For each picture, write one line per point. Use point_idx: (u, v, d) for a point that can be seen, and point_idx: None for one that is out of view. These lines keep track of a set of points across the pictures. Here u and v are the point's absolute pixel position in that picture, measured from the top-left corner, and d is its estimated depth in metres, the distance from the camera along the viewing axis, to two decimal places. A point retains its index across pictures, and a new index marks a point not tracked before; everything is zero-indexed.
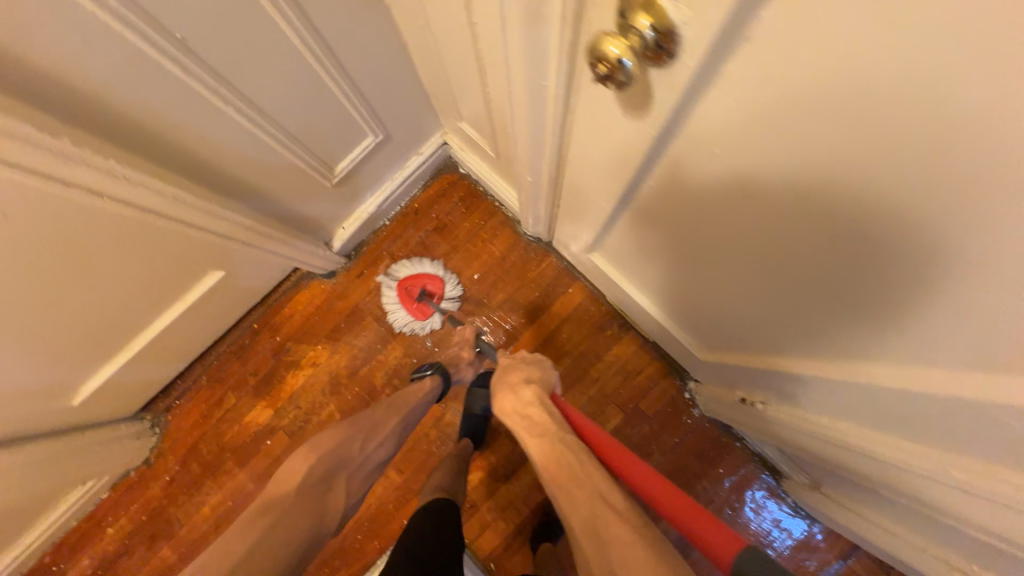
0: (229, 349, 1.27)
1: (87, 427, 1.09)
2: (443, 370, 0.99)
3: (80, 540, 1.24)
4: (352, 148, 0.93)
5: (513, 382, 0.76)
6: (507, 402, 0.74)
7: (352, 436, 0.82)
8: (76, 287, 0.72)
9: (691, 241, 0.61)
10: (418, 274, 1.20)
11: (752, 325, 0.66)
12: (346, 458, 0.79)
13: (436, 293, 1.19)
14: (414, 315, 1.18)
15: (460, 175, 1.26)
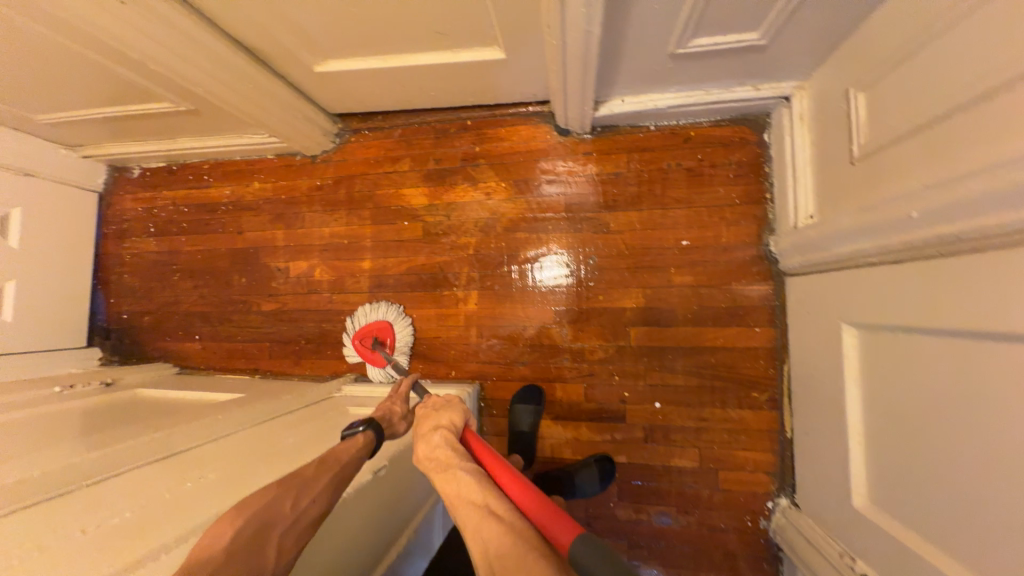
0: (435, 124, 1.24)
1: (303, 95, 1.13)
2: (377, 425, 0.72)
3: (235, 173, 1.38)
4: (726, 32, 0.77)
5: (420, 431, 0.71)
6: (419, 450, 0.68)
7: (289, 484, 0.55)
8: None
9: (959, 438, 0.56)
10: (366, 326, 1.23)
11: (1011, 558, 0.49)
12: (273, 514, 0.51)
13: (387, 341, 1.22)
14: (372, 364, 1.22)
15: (758, 139, 1.06)
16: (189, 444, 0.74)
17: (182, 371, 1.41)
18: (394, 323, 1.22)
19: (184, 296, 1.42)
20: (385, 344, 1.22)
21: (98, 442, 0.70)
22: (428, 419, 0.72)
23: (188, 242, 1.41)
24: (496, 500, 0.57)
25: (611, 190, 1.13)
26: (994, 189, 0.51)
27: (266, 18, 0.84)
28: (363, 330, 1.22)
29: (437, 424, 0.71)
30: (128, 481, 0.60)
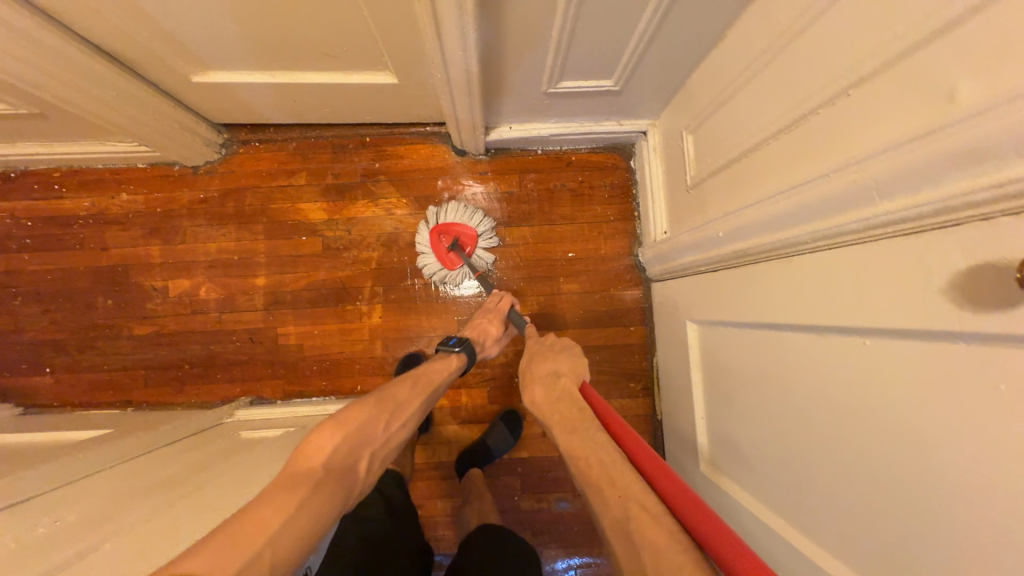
0: (332, 139, 1.24)
1: (181, 104, 1.06)
2: (469, 348, 0.95)
3: (96, 182, 1.23)
4: (586, 78, 0.90)
5: (540, 374, 0.80)
6: (539, 394, 0.78)
7: (380, 409, 0.70)
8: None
9: (766, 410, 0.71)
10: (449, 224, 1.17)
11: (779, 486, 0.67)
12: (369, 438, 0.67)
13: (467, 244, 1.17)
14: (440, 262, 1.18)
15: (626, 165, 1.23)
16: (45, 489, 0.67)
17: (27, 411, 1.20)
18: (479, 234, 1.17)
19: (28, 323, 1.22)
20: (465, 246, 1.17)
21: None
22: (546, 361, 0.82)
23: (33, 261, 1.22)
24: (612, 459, 0.58)
25: (506, 207, 1.23)
26: (751, 220, 0.68)
27: (129, 26, 0.79)
28: (444, 224, 1.16)
29: (560, 371, 0.78)
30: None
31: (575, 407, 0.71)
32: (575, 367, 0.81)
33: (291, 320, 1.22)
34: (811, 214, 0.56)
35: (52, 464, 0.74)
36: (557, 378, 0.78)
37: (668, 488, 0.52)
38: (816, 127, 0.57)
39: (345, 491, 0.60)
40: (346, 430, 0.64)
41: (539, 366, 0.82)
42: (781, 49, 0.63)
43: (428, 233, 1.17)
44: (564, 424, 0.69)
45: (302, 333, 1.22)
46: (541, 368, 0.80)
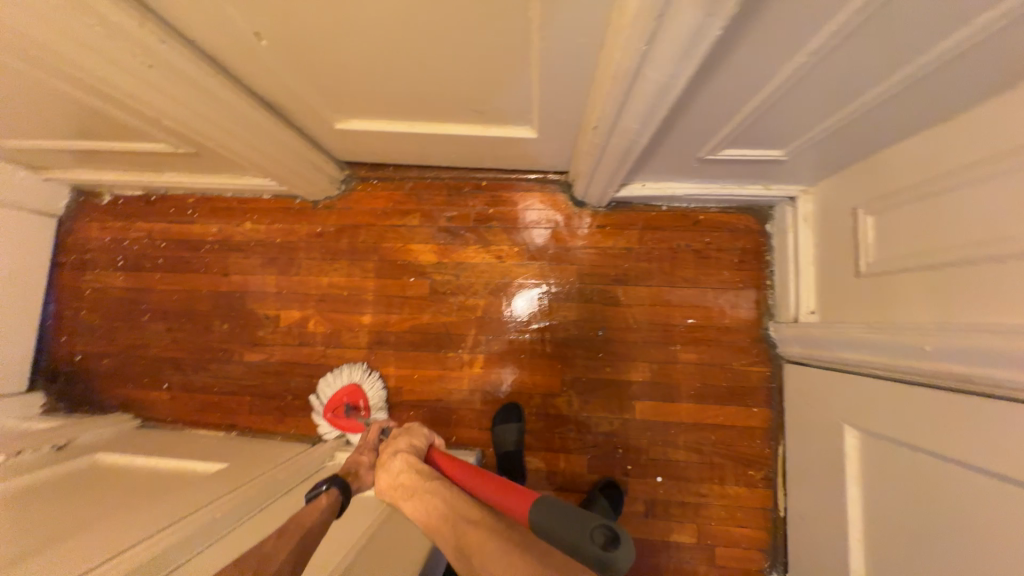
0: (448, 181, 1.22)
1: (317, 147, 1.08)
2: (341, 483, 0.80)
3: (224, 210, 1.29)
4: (753, 148, 0.82)
5: (386, 457, 0.82)
6: (383, 479, 0.80)
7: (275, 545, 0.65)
8: (485, 48, 0.67)
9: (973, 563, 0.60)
10: (336, 394, 1.17)
11: None
12: None
13: (360, 403, 1.17)
14: (345, 431, 1.15)
15: (761, 228, 1.12)
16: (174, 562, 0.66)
17: (144, 423, 1.27)
18: (365, 390, 1.17)
19: (152, 340, 1.29)
20: (358, 409, 1.17)
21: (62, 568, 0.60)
22: (395, 445, 0.83)
23: (163, 280, 1.29)
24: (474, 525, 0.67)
25: (622, 264, 1.16)
26: (991, 344, 0.58)
27: (300, 84, 0.80)
28: (331, 399, 1.17)
29: (397, 449, 0.81)
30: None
31: (414, 468, 0.78)
32: (419, 435, 0.85)
33: (392, 362, 1.21)
34: None
35: (178, 519, 0.74)
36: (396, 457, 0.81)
37: (484, 492, 0.68)
38: None
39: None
40: None
41: (381, 458, 0.83)
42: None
43: (327, 401, 1.18)
44: (408, 490, 0.76)
45: (401, 376, 1.20)
46: (387, 453, 0.83)
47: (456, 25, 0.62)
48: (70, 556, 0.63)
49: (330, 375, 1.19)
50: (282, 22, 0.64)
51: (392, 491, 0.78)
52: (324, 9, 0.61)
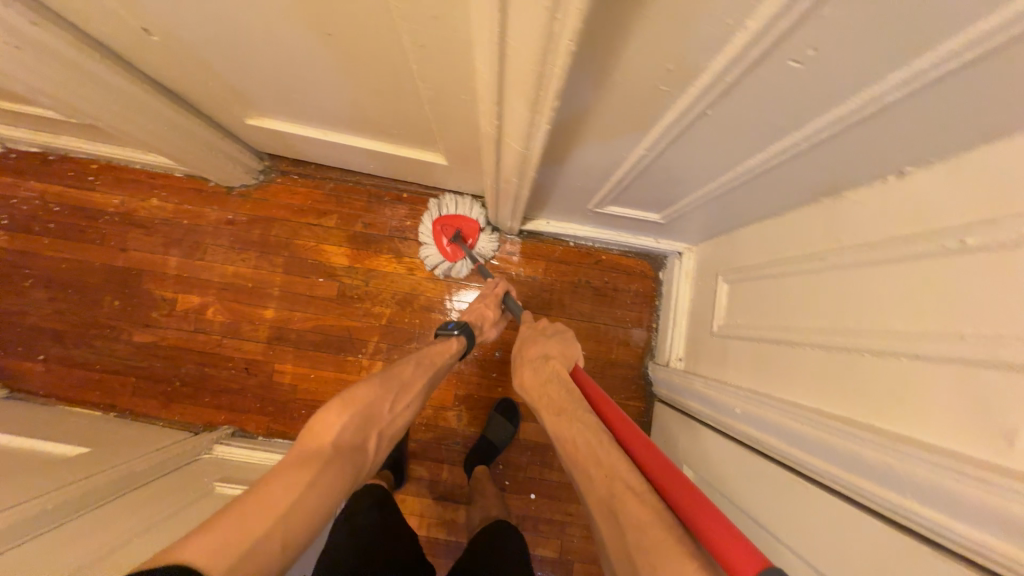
0: (370, 187, 1.24)
1: (228, 136, 1.06)
2: (469, 332, 0.98)
3: (130, 182, 1.23)
4: (633, 207, 0.90)
5: (533, 358, 0.90)
6: (528, 376, 0.88)
7: (384, 391, 0.78)
8: (377, 79, 0.70)
9: None
10: (456, 215, 1.16)
11: None
12: (376, 414, 0.75)
13: (471, 236, 1.17)
14: (444, 254, 1.17)
15: (655, 275, 1.22)
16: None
17: (11, 394, 1.20)
18: (482, 230, 1.17)
19: (30, 308, 1.21)
20: (466, 240, 1.17)
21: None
22: (536, 345, 0.92)
23: (50, 246, 1.22)
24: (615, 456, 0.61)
25: (527, 290, 1.22)
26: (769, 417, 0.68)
27: (197, 77, 0.79)
28: (448, 215, 1.16)
29: (548, 353, 0.89)
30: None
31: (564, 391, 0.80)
32: (562, 351, 0.91)
33: (291, 358, 1.21)
34: (829, 456, 0.57)
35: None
36: (545, 361, 0.88)
37: (642, 454, 0.60)
38: (857, 370, 0.57)
39: (351, 467, 0.67)
40: (349, 412, 0.71)
41: (529, 351, 0.92)
42: (830, 270, 0.63)
43: (431, 223, 1.16)
44: (553, 404, 0.79)
45: (299, 374, 1.21)
46: (530, 354, 0.91)
47: (344, 57, 0.65)
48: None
49: (434, 202, 1.18)
50: (169, 22, 0.64)
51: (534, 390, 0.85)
52: (209, 18, 0.62)
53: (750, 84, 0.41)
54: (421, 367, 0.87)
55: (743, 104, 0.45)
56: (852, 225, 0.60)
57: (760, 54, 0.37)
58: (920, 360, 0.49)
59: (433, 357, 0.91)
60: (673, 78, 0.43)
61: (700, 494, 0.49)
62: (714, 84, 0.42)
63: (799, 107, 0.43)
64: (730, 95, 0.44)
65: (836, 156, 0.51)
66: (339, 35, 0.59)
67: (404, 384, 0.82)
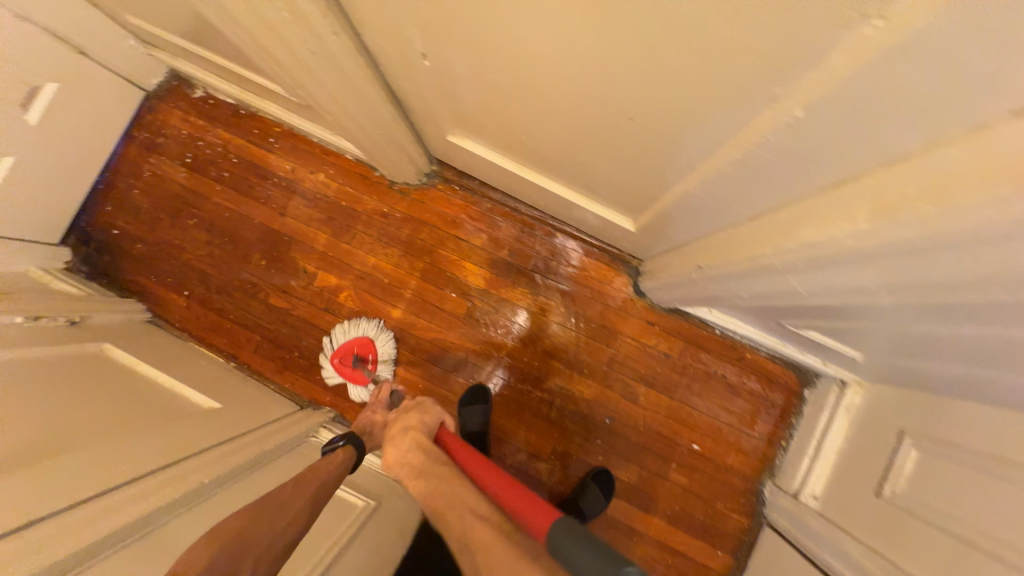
0: (525, 217, 1.21)
1: (417, 140, 1.06)
2: (354, 441, 0.94)
3: (304, 152, 1.27)
4: (834, 339, 0.82)
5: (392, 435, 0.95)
6: (393, 455, 0.91)
7: (261, 510, 0.68)
8: (636, 158, 0.66)
9: None
10: (342, 344, 1.20)
11: None
12: (251, 540, 0.63)
13: (369, 355, 1.19)
14: (354, 382, 1.18)
15: (798, 390, 1.12)
16: (149, 525, 0.67)
17: (153, 319, 1.28)
18: (374, 343, 1.19)
19: (190, 245, 1.29)
20: (365, 360, 1.20)
21: (40, 504, 0.60)
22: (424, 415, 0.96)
23: (221, 194, 1.29)
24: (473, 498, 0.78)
25: (655, 366, 1.16)
26: None
27: (439, 97, 0.78)
28: (336, 349, 1.20)
29: (405, 428, 0.94)
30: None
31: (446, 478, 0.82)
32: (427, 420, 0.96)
33: (404, 362, 1.21)
34: None
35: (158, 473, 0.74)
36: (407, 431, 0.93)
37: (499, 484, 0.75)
38: None
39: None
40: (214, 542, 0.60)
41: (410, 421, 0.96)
42: None
43: (328, 359, 1.20)
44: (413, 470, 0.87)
45: (407, 379, 1.21)
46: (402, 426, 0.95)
47: (622, 134, 0.61)
48: (51, 487, 0.63)
49: (326, 340, 1.21)
50: (456, 56, 0.63)
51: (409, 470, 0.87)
52: (504, 67, 0.60)
53: None
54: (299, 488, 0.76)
55: None
56: None
57: None
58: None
59: (309, 470, 0.81)
60: None
61: (537, 501, 0.67)
62: None
63: None
64: None
65: None
66: (642, 121, 0.55)
67: (284, 503, 0.71)
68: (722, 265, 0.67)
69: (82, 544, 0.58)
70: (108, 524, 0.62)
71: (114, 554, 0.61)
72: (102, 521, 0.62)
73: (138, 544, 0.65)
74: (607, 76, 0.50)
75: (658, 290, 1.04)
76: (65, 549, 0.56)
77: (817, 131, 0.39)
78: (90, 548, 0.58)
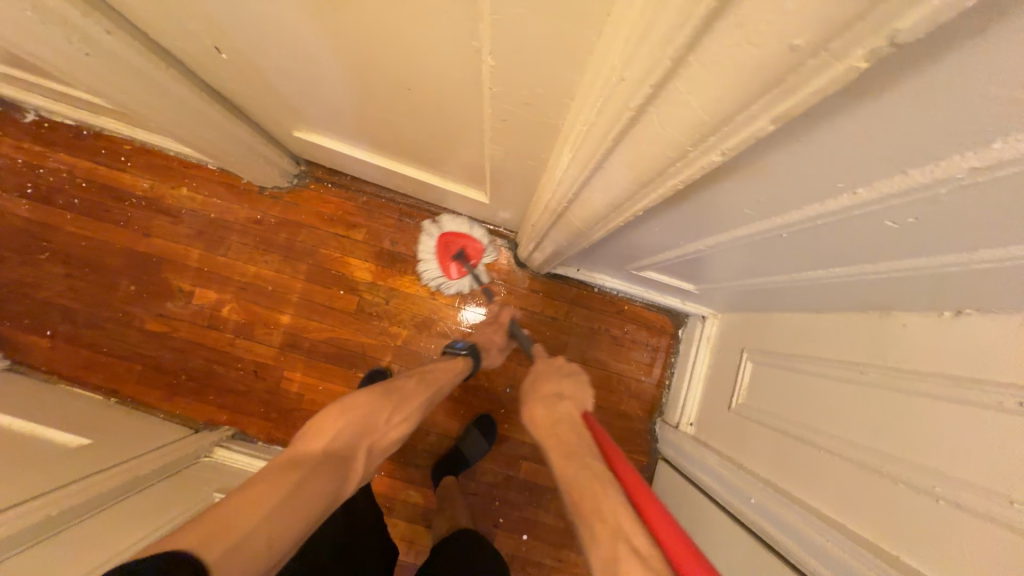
0: (403, 206, 1.23)
1: (270, 141, 1.05)
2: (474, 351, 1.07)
3: (162, 168, 1.22)
4: (671, 274, 0.90)
5: (548, 396, 0.93)
6: (540, 415, 0.90)
7: (385, 404, 0.87)
8: (441, 128, 0.69)
9: None
10: (463, 235, 1.17)
11: None
12: (372, 424, 0.83)
13: (472, 257, 1.17)
14: (442, 269, 1.18)
15: (674, 332, 1.23)
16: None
17: (13, 367, 1.18)
18: (484, 252, 1.18)
19: (46, 281, 1.20)
20: (470, 259, 1.17)
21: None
22: (551, 382, 0.98)
23: (73, 222, 1.21)
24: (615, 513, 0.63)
25: (546, 331, 1.22)
26: (787, 517, 0.69)
27: (257, 90, 0.78)
28: (456, 231, 1.17)
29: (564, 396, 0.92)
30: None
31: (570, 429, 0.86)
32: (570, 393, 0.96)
33: (301, 367, 1.20)
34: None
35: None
36: (560, 401, 0.91)
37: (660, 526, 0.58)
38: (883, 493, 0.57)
39: (341, 471, 0.75)
40: (345, 429, 0.79)
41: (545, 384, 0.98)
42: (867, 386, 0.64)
43: (437, 237, 1.17)
44: (562, 447, 0.82)
45: (308, 383, 1.20)
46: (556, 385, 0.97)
47: (413, 103, 0.64)
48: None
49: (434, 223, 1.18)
50: (242, 45, 0.63)
51: (546, 432, 0.88)
52: (284, 50, 0.61)
53: (832, 224, 0.41)
54: (425, 384, 0.95)
55: (819, 235, 0.45)
56: (899, 347, 0.60)
57: (858, 210, 0.37)
58: (946, 501, 0.50)
59: (432, 378, 0.97)
60: (759, 205, 0.43)
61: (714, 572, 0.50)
62: (799, 216, 0.42)
63: (876, 250, 0.44)
64: (809, 227, 0.44)
65: (896, 289, 0.52)
66: (416, 89, 0.59)
67: (396, 402, 0.89)
68: (540, 218, 0.73)
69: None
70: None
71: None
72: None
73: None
74: (360, 48, 0.53)
75: (531, 258, 1.10)
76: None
77: (512, 76, 0.43)
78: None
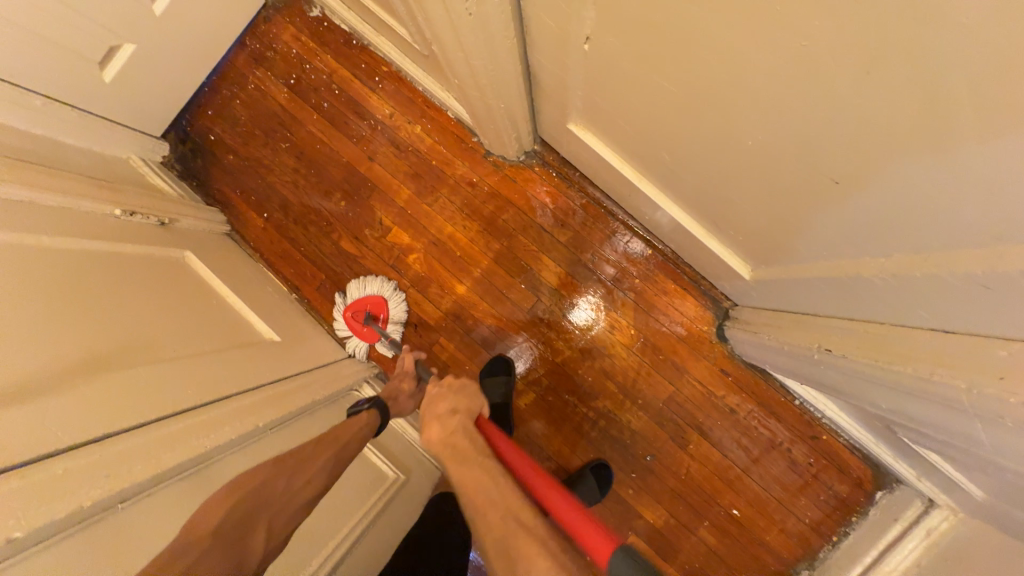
0: (618, 224, 1.12)
1: (529, 120, 0.98)
2: (380, 403, 0.88)
3: (406, 100, 1.21)
4: (954, 466, 0.70)
5: (438, 412, 0.73)
6: (435, 431, 0.71)
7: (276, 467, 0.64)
8: (804, 218, 0.55)
9: None
10: (357, 299, 1.19)
11: None
12: (270, 495, 0.60)
13: (381, 313, 1.18)
14: (361, 338, 1.19)
15: (869, 489, 1.01)
16: (211, 456, 0.65)
17: (230, 233, 1.31)
18: (387, 300, 1.18)
19: (277, 169, 1.29)
20: (377, 318, 1.18)
21: (106, 418, 0.59)
22: (444, 399, 0.75)
23: (316, 123, 1.26)
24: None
25: (716, 419, 1.07)
26: None
27: (580, 84, 0.69)
28: (351, 301, 1.19)
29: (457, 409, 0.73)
30: (109, 537, 0.50)
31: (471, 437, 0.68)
32: (472, 400, 0.76)
33: (456, 339, 1.19)
34: None
35: (214, 406, 0.72)
36: (456, 414, 0.73)
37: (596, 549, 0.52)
38: None
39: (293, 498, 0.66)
40: (227, 503, 0.56)
41: (443, 405, 0.75)
42: None
43: (342, 312, 1.20)
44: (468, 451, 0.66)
45: (456, 357, 1.19)
46: (438, 407, 0.74)
47: (810, 196, 0.50)
48: (115, 404, 0.61)
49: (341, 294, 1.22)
50: (624, 46, 0.54)
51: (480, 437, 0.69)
52: (688, 78, 0.50)
53: None
54: (328, 447, 0.72)
55: None
56: None
57: None
58: None
59: (330, 430, 0.75)
60: None
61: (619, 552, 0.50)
62: None
63: None
64: None
65: None
66: (850, 189, 0.44)
67: (294, 463, 0.66)
68: (867, 365, 0.56)
69: (144, 473, 0.55)
70: (169, 454, 0.59)
71: (175, 482, 0.59)
72: (163, 451, 0.59)
73: (198, 476, 0.62)
74: (838, 131, 0.40)
75: (745, 342, 0.95)
76: (130, 475, 0.53)
77: None
78: (154, 475, 0.56)
